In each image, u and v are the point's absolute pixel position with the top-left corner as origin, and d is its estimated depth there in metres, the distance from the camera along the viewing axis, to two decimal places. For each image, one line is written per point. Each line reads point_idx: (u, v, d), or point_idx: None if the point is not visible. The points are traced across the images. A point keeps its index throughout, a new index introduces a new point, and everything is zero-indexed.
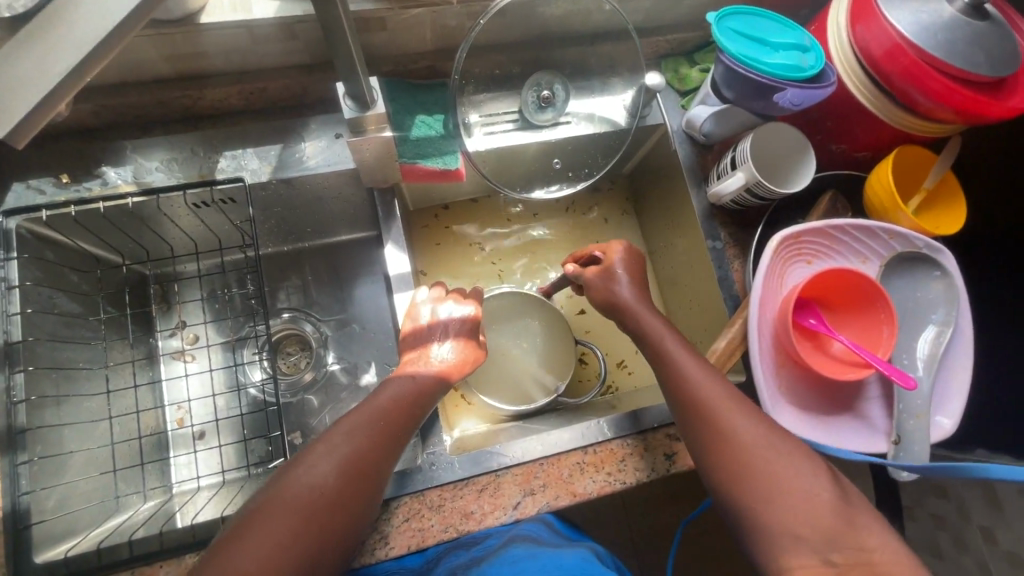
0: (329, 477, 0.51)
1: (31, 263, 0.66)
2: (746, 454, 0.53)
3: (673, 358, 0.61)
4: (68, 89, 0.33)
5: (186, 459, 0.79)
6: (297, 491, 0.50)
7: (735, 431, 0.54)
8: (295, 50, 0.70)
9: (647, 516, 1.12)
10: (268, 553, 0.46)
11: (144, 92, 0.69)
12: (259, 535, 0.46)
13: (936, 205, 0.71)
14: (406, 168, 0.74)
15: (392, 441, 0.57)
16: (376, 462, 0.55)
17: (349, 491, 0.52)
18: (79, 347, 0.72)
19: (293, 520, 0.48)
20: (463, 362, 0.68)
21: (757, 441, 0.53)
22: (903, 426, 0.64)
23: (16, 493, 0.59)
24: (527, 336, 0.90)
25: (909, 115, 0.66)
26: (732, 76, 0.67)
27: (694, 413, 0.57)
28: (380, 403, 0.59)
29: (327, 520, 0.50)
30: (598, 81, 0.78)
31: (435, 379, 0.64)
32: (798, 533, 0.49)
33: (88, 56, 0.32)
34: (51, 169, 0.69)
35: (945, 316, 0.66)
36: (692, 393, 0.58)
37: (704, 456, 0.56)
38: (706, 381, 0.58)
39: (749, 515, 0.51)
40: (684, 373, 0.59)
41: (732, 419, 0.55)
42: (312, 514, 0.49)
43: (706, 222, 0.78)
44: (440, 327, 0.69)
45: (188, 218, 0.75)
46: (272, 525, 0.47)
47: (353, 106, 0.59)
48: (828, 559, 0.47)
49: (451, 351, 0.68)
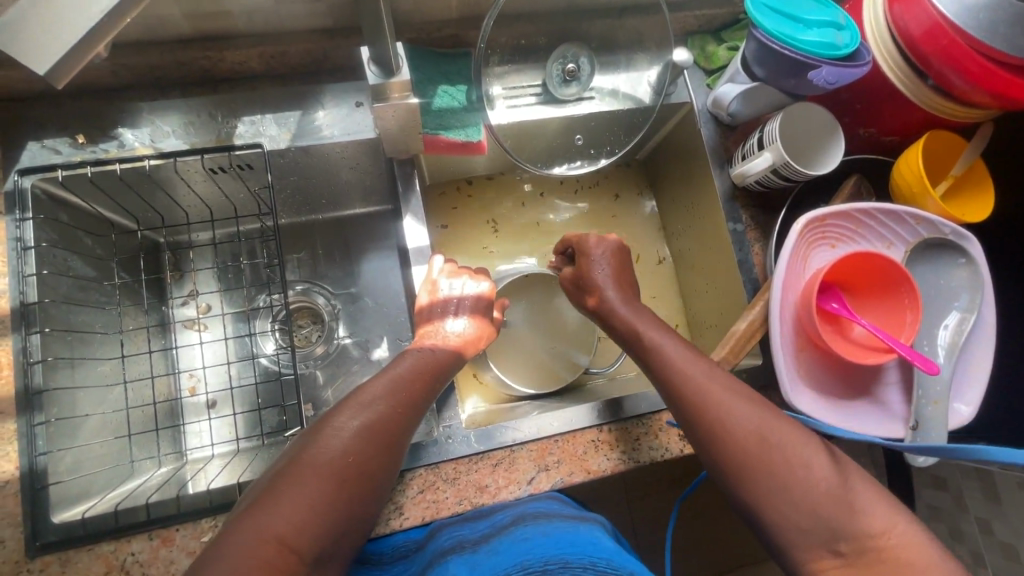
0: (355, 442, 0.51)
1: (46, 224, 0.65)
2: (740, 443, 0.53)
3: (665, 358, 0.61)
4: (100, 37, 0.32)
5: (199, 427, 0.79)
6: (321, 457, 0.48)
7: (728, 423, 0.54)
8: (319, 12, 0.67)
9: (652, 499, 1.12)
10: (300, 514, 0.45)
11: (162, 52, 0.67)
12: (295, 495, 0.46)
13: (962, 192, 0.70)
14: (428, 139, 0.73)
15: (410, 406, 0.56)
16: (392, 423, 0.54)
17: (371, 459, 0.51)
18: (94, 311, 0.71)
19: (330, 484, 0.47)
20: (479, 337, 0.69)
21: (757, 431, 0.53)
22: (922, 412, 0.63)
23: (34, 452, 0.60)
24: (532, 316, 0.88)
25: (945, 100, 0.64)
26: (764, 52, 0.65)
27: (688, 407, 0.57)
28: (400, 374, 0.58)
29: (357, 484, 0.49)
30: (624, 56, 0.76)
31: (444, 356, 0.63)
32: (815, 515, 0.49)
33: (121, 2, 0.31)
34: (65, 128, 0.68)
35: (968, 303, 0.66)
36: (686, 388, 0.57)
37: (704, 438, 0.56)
38: (699, 375, 0.58)
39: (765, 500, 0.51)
40: (668, 365, 0.60)
41: (726, 411, 0.55)
42: (348, 468, 0.49)
43: (727, 203, 0.77)
44: (454, 302, 0.69)
45: (204, 183, 0.74)
46: (305, 485, 0.46)
47: (377, 72, 0.59)
48: (831, 547, 0.48)
49: (467, 325, 0.68)
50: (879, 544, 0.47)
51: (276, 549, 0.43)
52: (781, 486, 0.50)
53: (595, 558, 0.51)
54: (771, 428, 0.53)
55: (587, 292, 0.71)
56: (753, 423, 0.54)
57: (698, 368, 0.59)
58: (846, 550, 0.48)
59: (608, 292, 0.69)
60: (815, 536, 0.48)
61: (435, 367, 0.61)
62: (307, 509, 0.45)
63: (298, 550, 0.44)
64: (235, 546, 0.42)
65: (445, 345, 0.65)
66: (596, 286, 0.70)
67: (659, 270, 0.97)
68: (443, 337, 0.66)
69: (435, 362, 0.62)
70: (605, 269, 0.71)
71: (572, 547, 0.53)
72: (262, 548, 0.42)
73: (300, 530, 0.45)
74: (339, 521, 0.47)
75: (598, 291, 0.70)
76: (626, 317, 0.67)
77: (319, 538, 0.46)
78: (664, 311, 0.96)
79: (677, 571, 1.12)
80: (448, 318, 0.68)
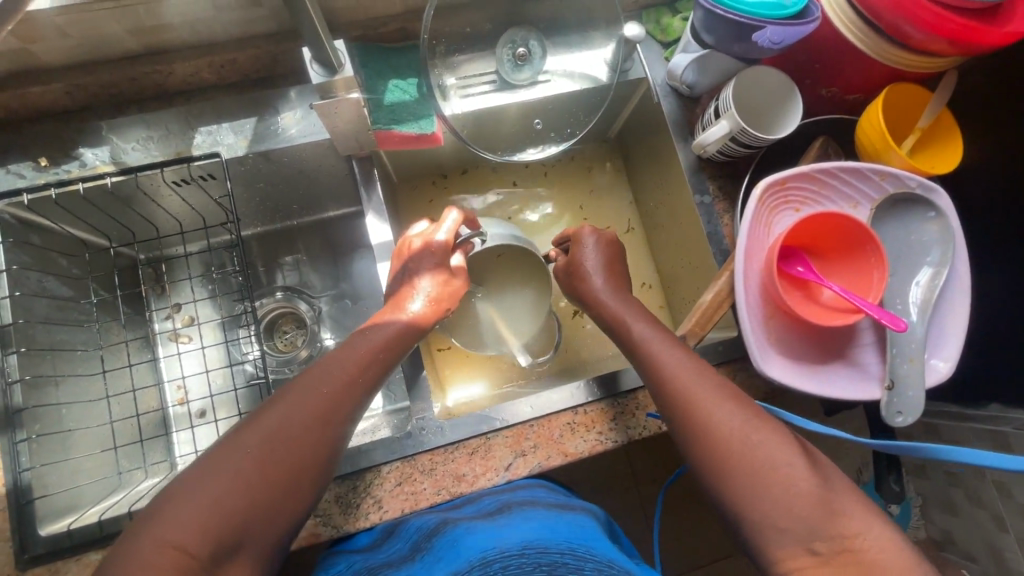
0: (303, 434, 0.52)
1: (17, 248, 0.67)
2: (721, 440, 0.52)
3: (653, 357, 0.60)
4: None
5: (187, 436, 0.80)
6: (239, 442, 0.50)
7: (711, 421, 0.54)
8: (260, 17, 0.67)
9: (655, 483, 1.11)
10: (202, 510, 0.45)
11: (112, 70, 0.68)
12: (194, 491, 0.46)
13: (932, 145, 0.68)
14: (381, 135, 0.71)
15: (361, 395, 0.57)
16: (342, 411, 0.55)
17: (298, 461, 0.51)
18: (74, 329, 0.73)
19: (234, 487, 0.47)
20: (437, 307, 0.66)
21: (737, 435, 0.52)
22: (897, 370, 0.62)
23: (17, 468, 0.62)
24: (529, 283, 0.80)
25: (901, 52, 0.62)
26: (711, 20, 0.64)
27: (670, 405, 0.57)
28: (359, 352, 0.58)
29: (297, 482, 0.51)
30: (576, 35, 0.75)
31: (404, 329, 0.63)
32: (790, 513, 0.48)
33: None
34: (29, 152, 0.70)
35: (939, 258, 0.64)
36: (671, 387, 0.57)
37: (682, 436, 0.55)
38: (684, 372, 0.57)
39: (736, 488, 0.51)
40: (659, 363, 0.59)
41: (709, 412, 0.54)
42: (273, 470, 0.49)
43: (693, 176, 0.76)
44: (422, 261, 0.67)
45: (171, 198, 0.75)
46: (229, 471, 0.48)
47: (320, 71, 0.59)
48: (812, 546, 0.47)
49: (423, 301, 0.65)
50: (854, 545, 0.47)
51: (177, 558, 0.43)
52: (753, 486, 0.50)
53: (575, 544, 0.52)
54: (753, 431, 0.52)
55: (576, 278, 0.71)
56: (736, 423, 0.53)
57: (684, 364, 0.58)
58: (824, 549, 0.47)
59: (595, 281, 0.69)
60: (781, 521, 0.49)
61: (402, 336, 0.62)
62: (215, 510, 0.46)
63: (198, 554, 0.44)
64: (139, 549, 0.43)
65: (397, 318, 0.63)
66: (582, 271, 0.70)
67: (628, 240, 0.96)
68: (402, 309, 0.64)
69: (392, 332, 0.62)
70: (595, 255, 0.71)
71: (550, 533, 0.54)
72: (161, 552, 0.43)
73: (203, 531, 0.45)
74: (253, 527, 0.47)
75: (586, 279, 0.69)
76: (615, 307, 0.66)
77: (241, 543, 0.47)
78: (634, 270, 0.95)
79: (685, 554, 1.11)
80: (415, 280, 0.66)
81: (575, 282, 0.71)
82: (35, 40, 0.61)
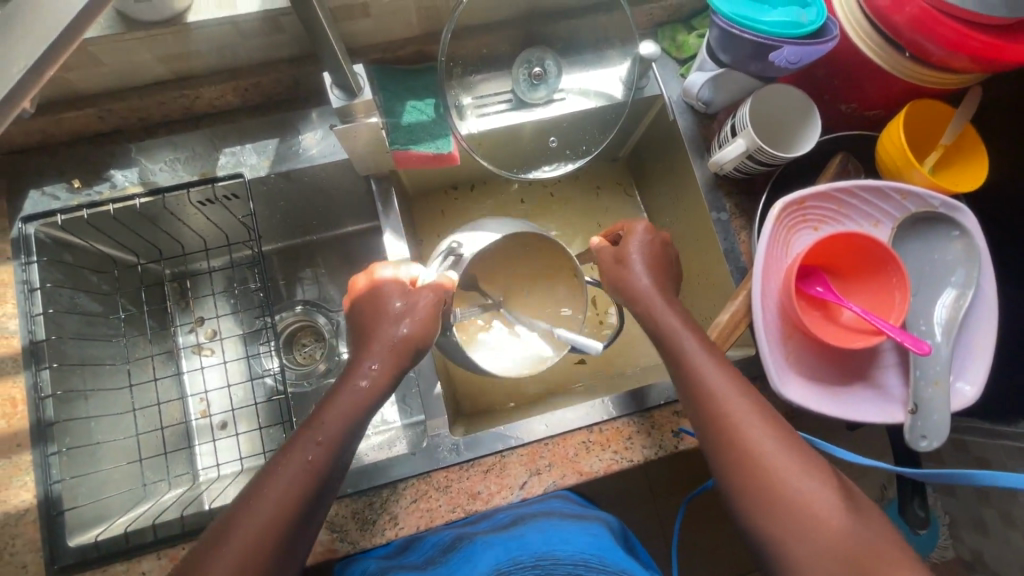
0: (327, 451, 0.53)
1: (51, 266, 0.70)
2: (762, 463, 0.52)
3: (696, 371, 0.58)
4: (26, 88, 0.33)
5: (209, 448, 0.82)
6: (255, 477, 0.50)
7: (751, 444, 0.53)
8: (282, 43, 0.69)
9: (672, 497, 1.10)
10: None
11: (142, 95, 0.70)
12: None
13: (955, 161, 0.67)
14: (399, 155, 0.72)
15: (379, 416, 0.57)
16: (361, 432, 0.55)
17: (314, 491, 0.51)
18: (103, 344, 0.75)
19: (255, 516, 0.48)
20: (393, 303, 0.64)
21: (778, 458, 0.52)
22: (920, 394, 0.60)
23: (48, 480, 0.64)
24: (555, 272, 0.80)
25: (924, 68, 0.61)
26: (727, 38, 0.64)
27: (707, 423, 0.56)
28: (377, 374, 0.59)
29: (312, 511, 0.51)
30: (591, 54, 0.76)
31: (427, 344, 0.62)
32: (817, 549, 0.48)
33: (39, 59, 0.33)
34: (63, 174, 0.73)
35: (965, 279, 0.62)
36: (711, 404, 0.56)
37: (719, 456, 0.55)
38: (728, 389, 0.56)
39: (761, 517, 0.51)
40: (702, 377, 0.57)
41: (750, 433, 0.54)
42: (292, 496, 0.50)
43: (709, 192, 0.76)
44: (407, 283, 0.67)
45: (196, 216, 0.78)
46: (253, 496, 0.50)
47: (340, 95, 0.61)
48: None
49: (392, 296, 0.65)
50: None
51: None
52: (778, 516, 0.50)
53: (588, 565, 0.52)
54: (792, 454, 0.53)
55: (624, 272, 0.67)
56: (776, 448, 0.53)
57: (728, 381, 0.57)
58: None
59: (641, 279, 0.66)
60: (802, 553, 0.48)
61: (409, 341, 0.61)
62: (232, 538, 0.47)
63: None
64: None
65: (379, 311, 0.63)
66: (629, 270, 0.67)
67: None
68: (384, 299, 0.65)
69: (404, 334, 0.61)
70: (642, 255, 0.67)
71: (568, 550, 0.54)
72: None
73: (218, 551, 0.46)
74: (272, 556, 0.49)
75: (631, 274, 0.67)
76: (664, 316, 0.63)
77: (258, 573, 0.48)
78: None
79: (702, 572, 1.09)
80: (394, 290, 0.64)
81: (614, 286, 0.69)
82: (69, 69, 0.64)
